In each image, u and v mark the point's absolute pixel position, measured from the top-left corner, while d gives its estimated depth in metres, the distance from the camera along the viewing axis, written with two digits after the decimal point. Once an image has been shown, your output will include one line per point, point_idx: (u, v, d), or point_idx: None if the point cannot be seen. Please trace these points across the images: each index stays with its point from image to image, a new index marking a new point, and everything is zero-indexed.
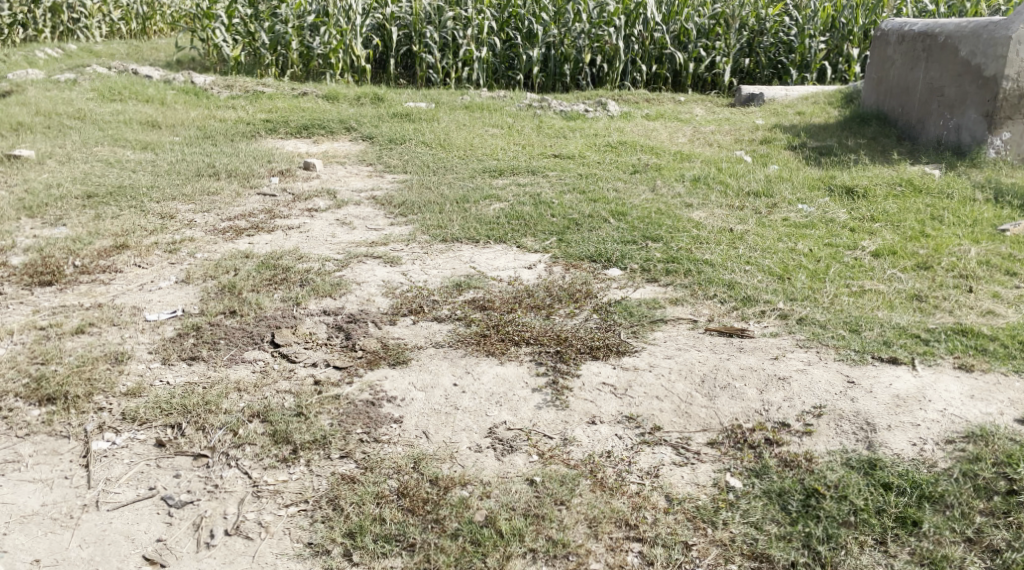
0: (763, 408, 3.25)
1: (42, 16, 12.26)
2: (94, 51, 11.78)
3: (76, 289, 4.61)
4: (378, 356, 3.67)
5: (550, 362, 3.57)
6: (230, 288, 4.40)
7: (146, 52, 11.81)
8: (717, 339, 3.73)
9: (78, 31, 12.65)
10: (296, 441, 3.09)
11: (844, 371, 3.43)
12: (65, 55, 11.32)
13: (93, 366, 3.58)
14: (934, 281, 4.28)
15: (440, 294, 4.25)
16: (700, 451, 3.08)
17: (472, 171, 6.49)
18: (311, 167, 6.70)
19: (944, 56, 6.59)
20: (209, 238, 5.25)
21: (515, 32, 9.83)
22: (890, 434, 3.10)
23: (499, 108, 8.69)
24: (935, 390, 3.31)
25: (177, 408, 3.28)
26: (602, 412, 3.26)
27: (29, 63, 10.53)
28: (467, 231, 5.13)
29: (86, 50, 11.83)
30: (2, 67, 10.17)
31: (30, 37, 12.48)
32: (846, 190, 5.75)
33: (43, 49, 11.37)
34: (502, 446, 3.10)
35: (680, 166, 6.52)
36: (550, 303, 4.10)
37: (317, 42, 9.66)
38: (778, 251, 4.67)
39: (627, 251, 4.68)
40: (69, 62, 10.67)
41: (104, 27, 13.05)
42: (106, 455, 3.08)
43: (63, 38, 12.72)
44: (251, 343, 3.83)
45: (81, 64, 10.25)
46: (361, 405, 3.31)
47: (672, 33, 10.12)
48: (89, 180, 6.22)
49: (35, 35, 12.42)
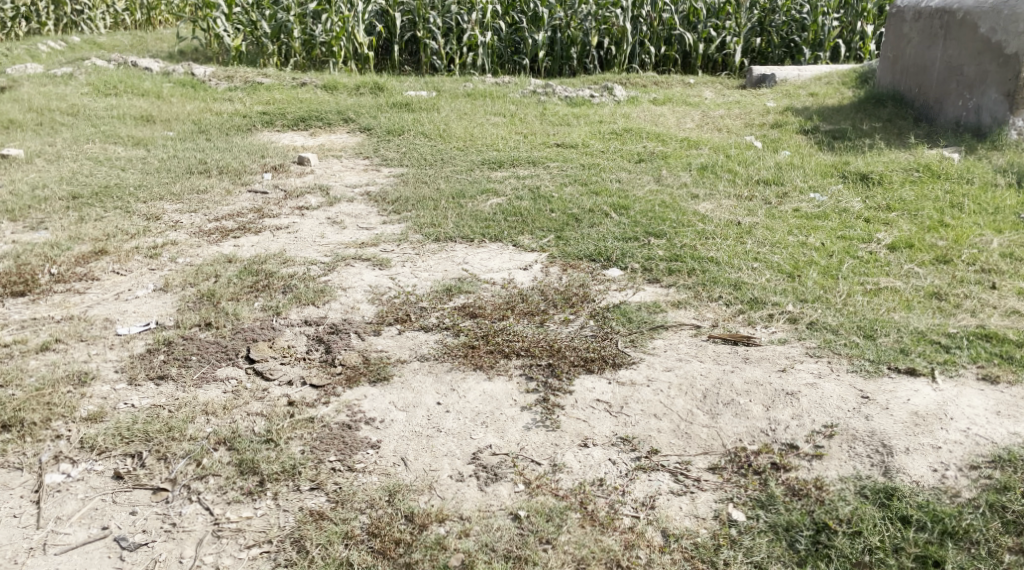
0: (769, 427, 3.00)
1: (44, 7, 12.01)
2: (97, 43, 11.58)
3: (50, 299, 4.36)
4: (358, 372, 3.43)
5: (541, 377, 3.32)
6: (208, 296, 4.15)
7: (149, 43, 11.59)
8: (721, 347, 3.47)
9: (81, 23, 12.42)
10: (263, 471, 2.87)
11: (857, 384, 3.17)
12: (68, 48, 11.11)
13: (54, 388, 3.35)
14: (955, 277, 4.00)
15: (429, 300, 4.00)
16: (700, 478, 2.83)
17: (471, 163, 6.23)
18: (305, 162, 6.44)
19: (963, 33, 6.26)
20: (193, 241, 5.00)
21: (520, 16, 9.55)
22: (909, 458, 2.84)
23: (502, 95, 8.41)
24: (957, 406, 3.05)
25: (138, 435, 3.06)
26: (596, 434, 3.02)
27: (30, 57, 10.31)
28: (461, 229, 4.87)
29: (89, 41, 11.64)
30: (4, 62, 9.96)
31: (33, 29, 12.24)
32: (860, 176, 5.46)
33: (45, 42, 11.16)
34: (485, 474, 2.87)
35: (687, 153, 6.24)
36: (544, 308, 3.84)
37: (319, 30, 9.36)
38: (788, 246, 4.39)
39: (628, 249, 4.42)
40: (71, 55, 10.46)
41: (107, 19, 12.84)
42: (58, 490, 2.87)
43: (67, 30, 12.49)
44: (225, 358, 3.59)
45: (81, 57, 10.04)
46: (336, 428, 3.07)
47: (681, 13, 9.80)
48: (75, 180, 5.97)
49: (38, 28, 12.17)
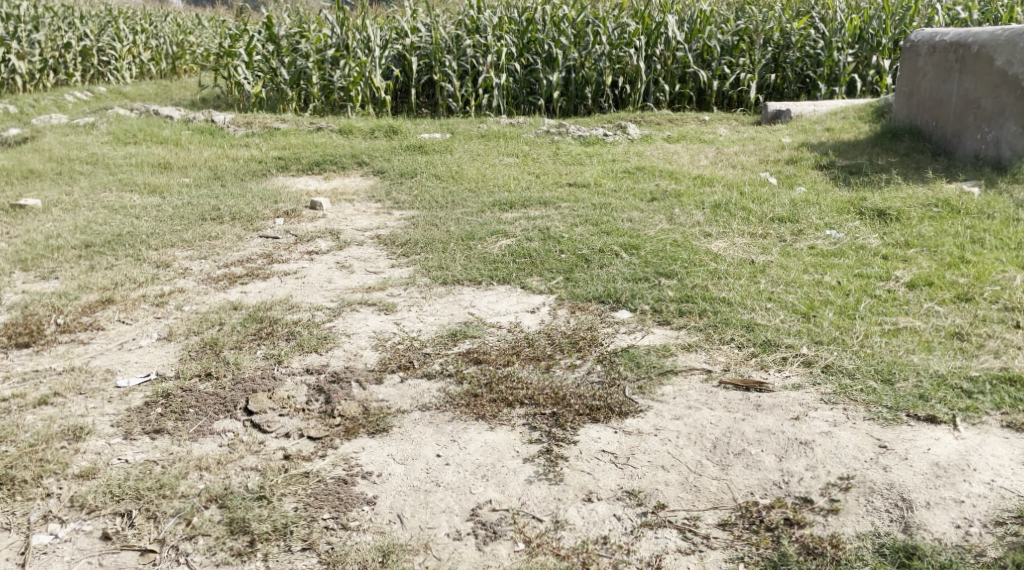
0: (782, 480, 2.92)
1: (71, 59, 12.02)
2: (123, 93, 11.68)
3: (54, 350, 4.10)
4: (357, 423, 3.33)
5: (544, 427, 3.23)
6: (210, 344, 3.97)
7: (173, 93, 11.67)
8: (732, 393, 3.36)
9: (108, 73, 12.52)
10: (254, 531, 2.83)
11: (874, 433, 3.08)
12: (94, 98, 11.20)
13: (48, 443, 3.25)
14: (977, 316, 3.86)
15: (433, 346, 3.87)
16: (710, 536, 2.75)
17: (482, 204, 6.14)
18: (317, 207, 6.35)
19: (979, 66, 6.20)
20: (201, 289, 4.76)
21: (535, 57, 9.53)
22: (930, 513, 2.76)
23: (516, 135, 8.37)
24: (980, 456, 2.96)
25: (129, 493, 2.99)
26: (600, 487, 2.94)
27: (57, 108, 10.38)
28: (469, 271, 4.75)
29: (115, 91, 11.73)
30: (30, 113, 10.03)
31: (61, 80, 12.20)
32: (878, 213, 5.33)
33: (71, 92, 11.25)
34: (484, 532, 2.81)
35: (701, 191, 6.12)
36: (550, 353, 3.73)
37: (337, 75, 9.36)
38: (803, 284, 4.27)
39: (638, 290, 4.29)
40: (95, 105, 10.52)
41: (134, 69, 13.05)
42: (45, 552, 2.82)
43: (94, 81, 12.55)
44: (223, 410, 3.46)
45: (104, 106, 10.10)
46: (332, 483, 3.02)
47: (694, 51, 9.78)
48: (89, 228, 5.78)
49: (65, 79, 12.15)
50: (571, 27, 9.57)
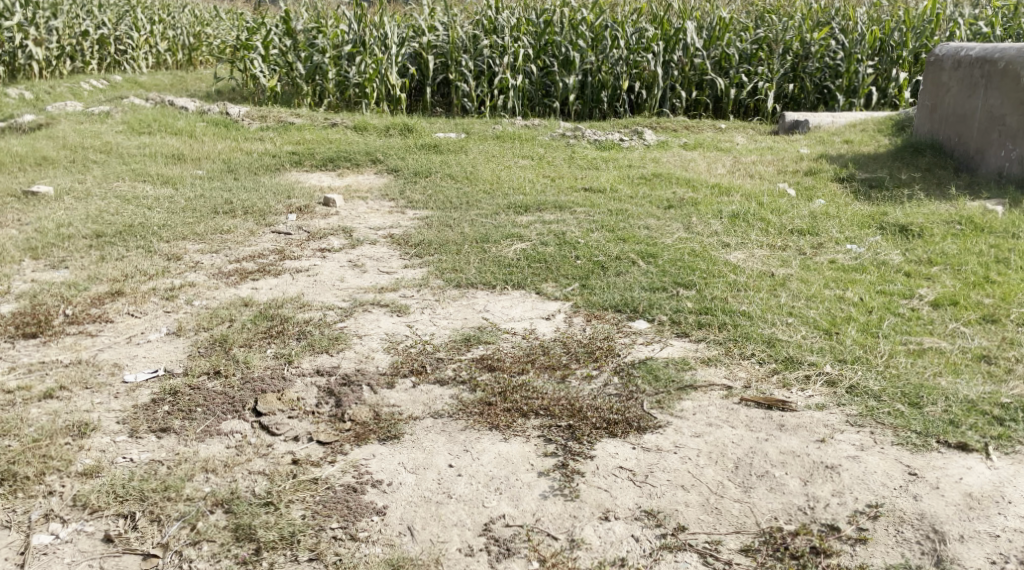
0: (808, 505, 2.83)
1: (88, 47, 11.95)
2: (139, 82, 11.63)
3: (61, 342, 4.03)
4: (367, 429, 3.25)
5: (560, 440, 3.15)
6: (220, 341, 3.89)
7: (188, 84, 11.60)
8: (754, 411, 3.27)
9: (124, 63, 12.50)
10: (260, 539, 2.75)
11: (903, 460, 2.99)
12: (110, 87, 11.14)
13: (52, 439, 3.17)
14: (1004, 338, 3.76)
15: (445, 351, 3.79)
16: (732, 561, 2.67)
17: (496, 206, 6.06)
18: (331, 203, 6.28)
19: (1005, 83, 6.10)
20: (211, 283, 4.69)
21: (551, 59, 9.47)
22: (963, 547, 2.67)
23: (531, 138, 8.29)
24: (1015, 488, 2.86)
25: (133, 494, 2.92)
26: (618, 506, 2.86)
27: (72, 96, 10.33)
28: (483, 275, 4.67)
29: (131, 81, 11.68)
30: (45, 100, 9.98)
31: (78, 68, 12.17)
32: (900, 228, 5.23)
33: (88, 80, 11.19)
34: (498, 549, 2.73)
35: (720, 200, 6.03)
36: (566, 362, 3.64)
37: (352, 71, 9.27)
38: (825, 300, 4.17)
39: (656, 300, 4.19)
40: (111, 94, 10.47)
41: (151, 58, 13.03)
42: (45, 553, 2.74)
43: (110, 69, 12.50)
44: (231, 410, 3.37)
45: (119, 95, 10.05)
46: (341, 492, 2.94)
47: (712, 58, 9.63)
48: (101, 218, 5.71)
49: (81, 67, 12.08)
50: (589, 30, 9.49)
